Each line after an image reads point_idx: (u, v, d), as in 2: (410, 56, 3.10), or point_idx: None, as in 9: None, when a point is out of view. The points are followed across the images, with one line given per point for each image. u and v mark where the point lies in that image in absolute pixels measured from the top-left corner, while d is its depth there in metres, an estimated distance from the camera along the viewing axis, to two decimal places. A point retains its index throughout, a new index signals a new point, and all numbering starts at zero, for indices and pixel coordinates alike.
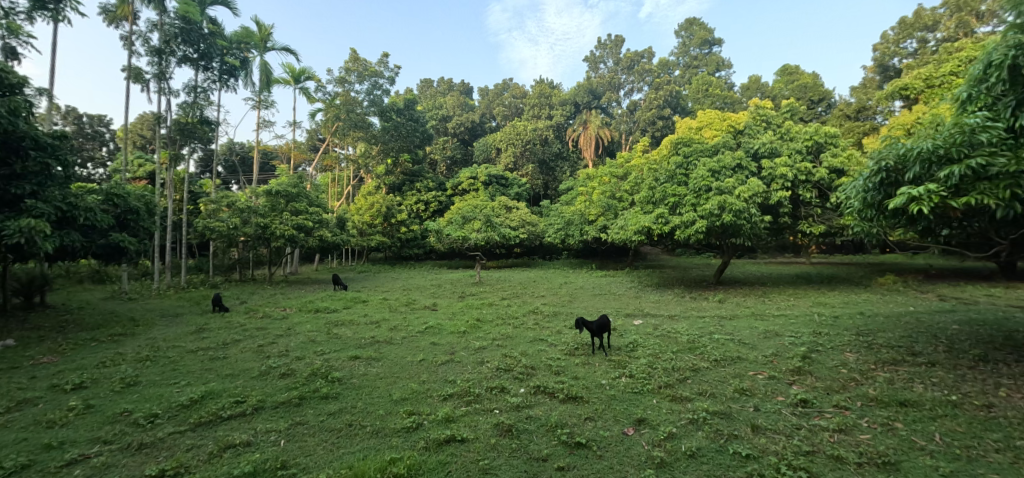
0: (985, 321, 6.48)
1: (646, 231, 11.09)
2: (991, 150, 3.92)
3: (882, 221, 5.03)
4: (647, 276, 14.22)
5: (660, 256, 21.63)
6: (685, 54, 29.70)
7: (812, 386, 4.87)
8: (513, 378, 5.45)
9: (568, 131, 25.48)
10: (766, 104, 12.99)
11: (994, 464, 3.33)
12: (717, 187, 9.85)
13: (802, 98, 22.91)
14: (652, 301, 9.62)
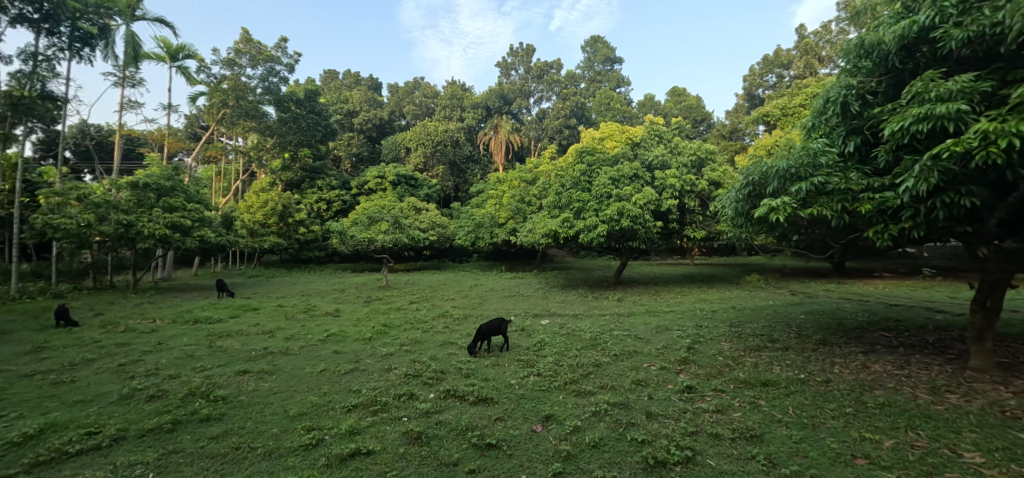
0: (825, 311, 7.80)
1: (552, 235, 11.63)
2: (828, 171, 4.77)
3: (749, 228, 5.86)
4: (553, 278, 14.86)
5: (565, 259, 22.71)
6: (589, 68, 31.55)
7: (695, 373, 5.51)
8: (421, 384, 5.47)
9: (480, 134, 25.69)
10: (659, 120, 14.30)
11: (829, 429, 4.07)
12: (617, 194, 10.67)
13: (688, 117, 25.53)
14: (558, 302, 10.12)
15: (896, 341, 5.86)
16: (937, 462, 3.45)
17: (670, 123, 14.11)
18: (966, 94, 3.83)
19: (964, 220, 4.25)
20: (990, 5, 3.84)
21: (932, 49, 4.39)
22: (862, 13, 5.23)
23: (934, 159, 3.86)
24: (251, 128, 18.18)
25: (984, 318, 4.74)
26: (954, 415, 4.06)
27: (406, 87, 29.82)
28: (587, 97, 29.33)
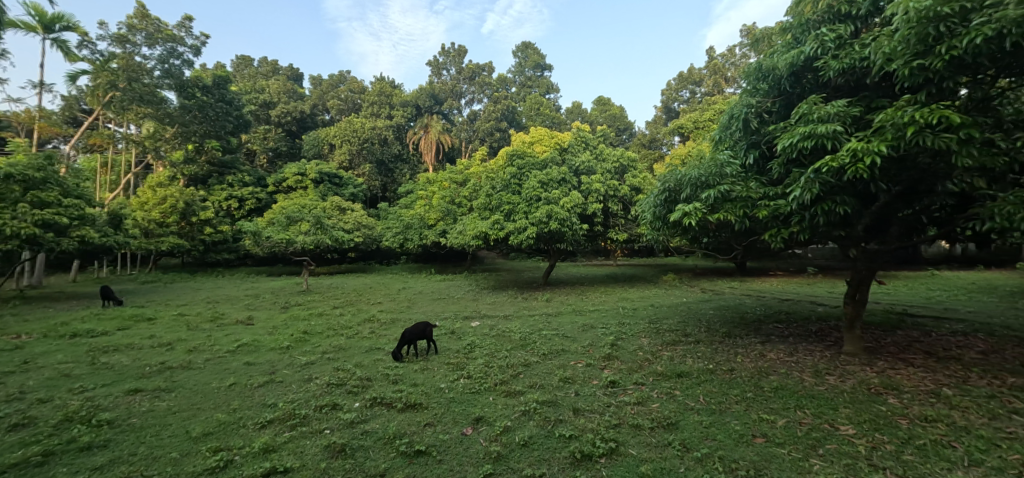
0: (731, 307, 8.61)
1: (482, 236, 11.72)
2: (732, 180, 5.31)
3: (666, 231, 6.36)
4: (484, 279, 14.97)
5: (495, 260, 22.91)
6: (520, 73, 32.13)
7: (618, 369, 5.86)
8: (345, 393, 5.32)
9: (409, 134, 25.19)
10: (585, 127, 14.91)
11: (732, 413, 4.52)
12: (545, 197, 11.03)
13: (612, 126, 26.86)
14: (488, 303, 10.22)
15: (787, 332, 6.61)
16: (818, 436, 3.97)
17: (596, 131, 14.76)
18: (841, 117, 4.45)
19: (839, 225, 4.93)
20: (859, 43, 4.49)
21: (815, 77, 5.03)
22: (760, 40, 5.86)
23: (816, 173, 4.45)
24: (144, 115, 16.26)
25: (855, 309, 5.44)
26: (833, 394, 4.68)
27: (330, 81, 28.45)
28: (517, 101, 29.82)
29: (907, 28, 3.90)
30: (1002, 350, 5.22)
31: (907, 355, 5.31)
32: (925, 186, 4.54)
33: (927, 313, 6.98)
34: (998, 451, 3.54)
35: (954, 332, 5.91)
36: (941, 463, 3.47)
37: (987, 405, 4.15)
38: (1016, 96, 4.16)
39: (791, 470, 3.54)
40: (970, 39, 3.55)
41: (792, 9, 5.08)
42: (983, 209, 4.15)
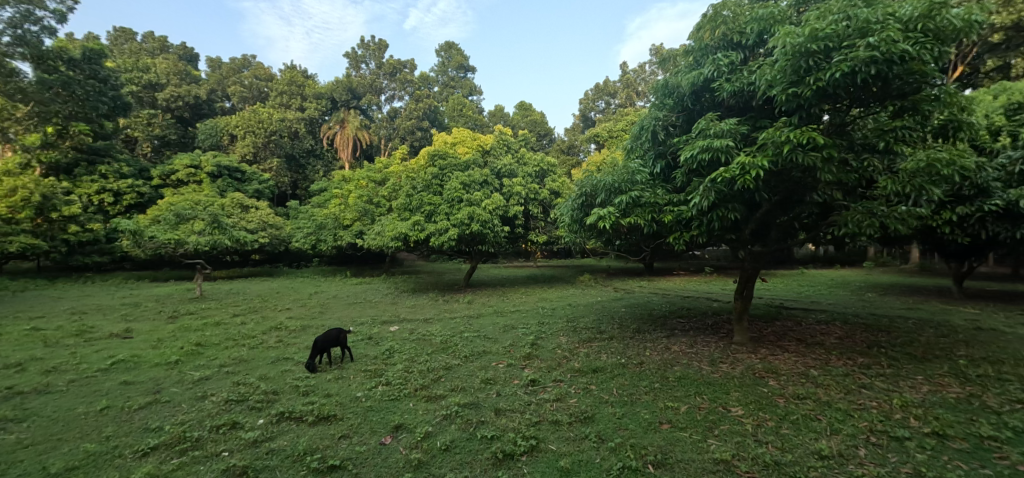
0: (640, 304, 9.27)
1: (402, 238, 11.48)
2: (642, 186, 5.75)
3: (582, 234, 6.72)
4: (404, 282, 14.66)
5: (416, 263, 22.53)
6: (443, 73, 31.82)
7: (538, 367, 6.09)
8: (247, 410, 4.99)
9: (324, 128, 23.99)
10: (507, 130, 15.18)
11: (642, 403, 4.91)
12: (467, 199, 11.10)
13: (533, 131, 27.58)
14: (408, 307, 10.05)
15: (688, 326, 7.28)
16: (714, 418, 4.45)
17: (517, 135, 15.09)
18: (732, 134, 5.02)
19: (730, 229, 5.54)
20: (747, 69, 5.09)
21: (712, 97, 5.60)
22: (667, 59, 6.38)
23: (712, 182, 4.97)
24: None
25: (743, 304, 6.14)
26: (725, 380, 5.26)
27: (231, 65, 25.98)
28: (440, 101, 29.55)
29: (785, 60, 4.50)
30: (854, 335, 6.20)
31: (783, 343, 6.10)
32: (797, 196, 5.26)
33: (798, 306, 8.06)
34: (851, 419, 4.22)
35: (818, 321, 6.90)
36: (810, 434, 4.06)
37: (843, 381, 4.91)
38: (865, 123, 4.98)
39: (693, 451, 3.93)
40: (833, 73, 4.20)
41: (693, 35, 5.61)
42: (840, 217, 4.92)
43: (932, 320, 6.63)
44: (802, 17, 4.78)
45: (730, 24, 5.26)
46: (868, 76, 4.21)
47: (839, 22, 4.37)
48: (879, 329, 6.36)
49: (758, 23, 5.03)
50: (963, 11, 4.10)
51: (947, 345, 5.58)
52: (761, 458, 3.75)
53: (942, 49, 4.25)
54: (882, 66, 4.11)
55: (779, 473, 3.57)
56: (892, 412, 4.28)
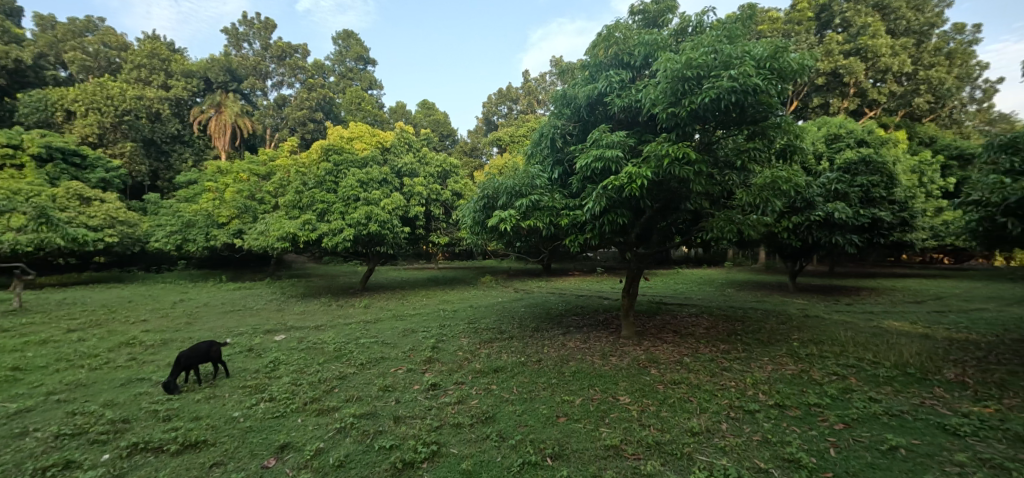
0: (539, 304, 9.64)
1: (290, 238, 10.51)
2: (542, 190, 6.01)
3: (484, 236, 6.81)
4: (291, 286, 13.43)
5: (304, 265, 20.79)
6: (340, 63, 29.51)
7: (439, 370, 6.01)
8: (88, 444, 4.17)
9: (195, 111, 20.74)
10: (408, 128, 14.72)
11: (540, 399, 5.12)
12: (364, 198, 10.55)
13: (435, 130, 27.09)
14: (297, 313, 9.20)
15: (581, 323, 7.76)
16: (605, 408, 4.82)
17: (419, 134, 14.72)
18: (621, 146, 5.48)
19: (619, 233, 6.03)
20: (634, 88, 5.60)
21: (604, 110, 6.07)
22: (565, 72, 6.77)
23: (603, 189, 5.37)
24: None
25: (629, 301, 6.72)
26: (614, 371, 5.72)
27: (73, 28, 21.06)
28: (335, 92, 27.56)
29: (665, 82, 5.05)
30: (717, 326, 7.15)
31: (662, 334, 6.82)
32: (674, 204, 5.92)
33: (674, 301, 9.06)
34: (715, 398, 4.88)
35: (690, 314, 7.83)
36: (684, 414, 4.61)
37: (709, 366, 5.64)
38: (727, 143, 5.78)
39: (587, 440, 4.21)
40: (703, 98, 4.83)
41: (589, 51, 6.02)
42: (707, 223, 5.64)
43: (773, 310, 7.92)
44: (679, 46, 5.41)
45: (621, 45, 5.75)
46: (729, 103, 4.91)
47: (708, 54, 5.03)
48: (735, 319, 7.41)
49: (645, 47, 5.57)
50: (797, 56, 4.99)
51: (785, 331, 6.71)
52: (645, 440, 4.15)
53: (782, 85, 5.11)
54: (740, 95, 4.81)
55: (659, 451, 3.98)
56: (746, 389, 5.04)
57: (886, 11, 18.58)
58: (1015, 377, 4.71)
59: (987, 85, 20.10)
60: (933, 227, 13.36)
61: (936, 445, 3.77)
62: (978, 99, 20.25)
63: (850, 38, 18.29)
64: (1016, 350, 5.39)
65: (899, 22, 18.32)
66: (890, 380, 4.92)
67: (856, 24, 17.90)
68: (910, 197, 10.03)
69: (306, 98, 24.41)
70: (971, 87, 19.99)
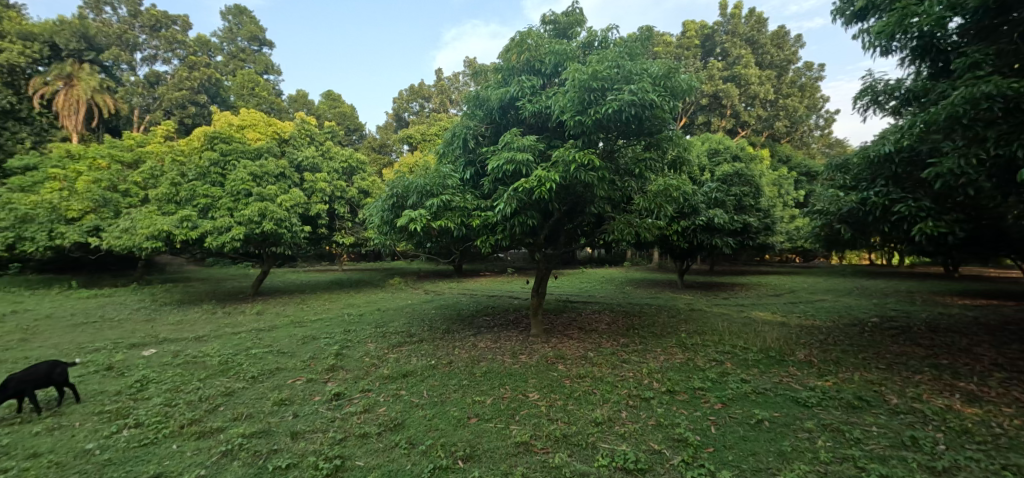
0: (451, 305, 9.55)
1: (163, 238, 9.12)
2: (452, 191, 5.93)
3: (392, 236, 6.58)
4: (164, 292, 11.65)
5: (182, 268, 18.23)
6: (230, 41, 25.71)
7: (343, 379, 5.64)
8: None
9: (34, 81, 16.72)
10: (310, 119, 13.64)
11: (451, 401, 5.07)
12: (258, 193, 9.54)
13: (341, 124, 25.30)
14: (171, 324, 7.97)
15: (492, 323, 7.83)
16: (515, 406, 4.92)
17: (323, 127, 13.79)
18: (531, 150, 5.64)
19: (528, 234, 6.21)
20: (545, 94, 5.80)
21: (515, 114, 6.24)
22: (478, 73, 6.81)
23: (514, 191, 5.48)
24: None
25: (538, 299, 6.92)
26: (524, 369, 5.87)
27: None
28: (222, 74, 24.07)
29: (573, 91, 5.32)
30: (617, 321, 7.70)
31: (568, 331, 7.14)
32: (579, 207, 6.26)
33: (579, 300, 9.56)
34: (615, 389, 5.24)
35: (593, 311, 8.33)
36: (588, 406, 4.88)
37: (610, 359, 6.05)
38: (626, 152, 6.25)
39: (498, 439, 4.25)
40: (607, 108, 5.18)
41: (502, 55, 6.11)
42: (609, 226, 6.05)
43: (663, 305, 8.74)
44: (586, 58, 5.73)
45: (532, 52, 5.92)
46: (630, 115, 5.31)
47: (612, 68, 5.39)
48: (632, 315, 8.04)
49: (555, 56, 5.80)
50: (687, 77, 5.55)
51: (673, 324, 7.44)
52: (553, 434, 4.31)
53: (674, 102, 5.67)
54: (639, 108, 5.23)
55: (566, 443, 4.17)
56: (642, 379, 5.49)
57: (755, 46, 22.34)
58: (846, 356, 5.73)
59: (827, 115, 24.36)
60: (789, 232, 15.82)
61: (791, 416, 4.45)
62: (821, 126, 24.39)
63: (727, 65, 21.81)
64: (846, 334, 6.56)
65: (766, 56, 22.16)
66: (756, 363, 5.70)
67: (733, 55, 21.48)
68: (771, 206, 11.72)
69: (186, 76, 20.67)
70: (817, 115, 24.04)
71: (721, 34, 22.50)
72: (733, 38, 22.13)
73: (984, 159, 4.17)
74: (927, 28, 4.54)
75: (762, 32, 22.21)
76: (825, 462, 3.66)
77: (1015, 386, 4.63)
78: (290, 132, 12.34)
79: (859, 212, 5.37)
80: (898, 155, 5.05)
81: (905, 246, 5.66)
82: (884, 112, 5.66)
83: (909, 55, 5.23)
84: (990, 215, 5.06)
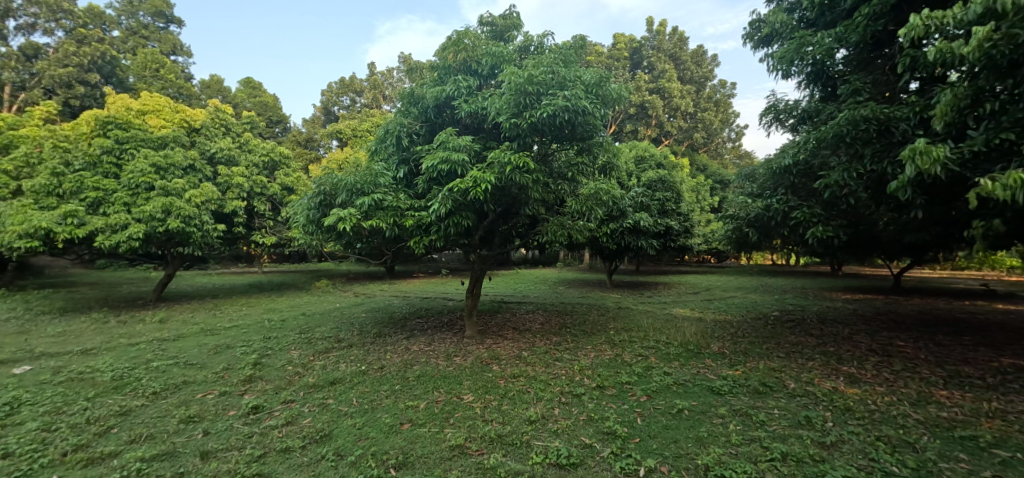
0: (383, 308, 9.22)
1: (39, 236, 7.87)
2: (385, 190, 5.71)
3: (318, 236, 6.23)
4: (42, 299, 10.07)
5: (64, 271, 15.89)
6: (129, 14, 22.33)
7: (262, 390, 5.20)
8: None
9: None
10: (227, 108, 12.53)
11: (383, 408, 4.86)
12: (161, 186, 8.58)
13: (263, 115, 23.23)
14: (51, 335, 6.89)
15: (426, 325, 7.67)
16: (449, 409, 4.84)
17: (242, 117, 12.75)
18: (467, 150, 5.58)
19: (462, 234, 6.17)
20: (481, 95, 5.81)
21: (451, 114, 6.19)
22: (413, 70, 6.67)
23: (449, 191, 5.40)
24: None
25: (474, 301, 6.89)
26: (458, 371, 5.80)
27: None
28: (119, 52, 20.24)
29: (510, 94, 5.36)
30: (550, 320, 7.89)
31: (503, 332, 7.18)
32: (514, 209, 6.34)
33: (514, 300, 9.69)
34: (548, 387, 5.35)
35: (527, 312, 8.46)
36: (521, 405, 4.92)
37: (543, 358, 6.19)
38: (560, 156, 6.43)
39: (432, 444, 4.15)
40: (542, 112, 5.29)
41: (439, 53, 6.03)
42: (543, 227, 6.20)
43: (593, 304, 9.10)
44: (522, 62, 5.82)
45: (469, 52, 5.88)
46: (563, 120, 5.46)
47: (546, 73, 5.52)
48: (565, 314, 8.29)
49: (492, 58, 5.83)
50: (616, 86, 5.83)
51: (603, 322, 7.77)
52: (487, 435, 4.29)
53: (605, 110, 5.93)
54: (572, 114, 5.40)
55: (500, 443, 4.15)
56: (574, 376, 5.67)
57: (678, 62, 24.29)
58: (752, 347, 6.34)
59: (737, 129, 26.87)
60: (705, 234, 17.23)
61: (707, 403, 4.83)
62: (733, 139, 26.81)
63: (653, 78, 23.60)
64: (751, 327, 7.25)
65: (686, 72, 24.17)
66: (677, 356, 6.13)
67: (658, 69, 23.21)
68: (689, 211, 12.67)
69: (73, 52, 17.47)
70: (729, 128, 26.44)
71: (648, 49, 24.22)
72: (658, 53, 23.91)
73: (863, 172, 4.83)
74: (820, 56, 5.31)
75: (683, 49, 24.22)
76: (736, 444, 3.99)
77: (885, 368, 5.39)
78: (202, 121, 11.14)
79: (764, 217, 5.98)
80: (796, 167, 5.70)
81: (800, 248, 6.39)
82: (784, 129, 6.37)
83: (804, 80, 5.97)
84: (866, 221, 5.88)
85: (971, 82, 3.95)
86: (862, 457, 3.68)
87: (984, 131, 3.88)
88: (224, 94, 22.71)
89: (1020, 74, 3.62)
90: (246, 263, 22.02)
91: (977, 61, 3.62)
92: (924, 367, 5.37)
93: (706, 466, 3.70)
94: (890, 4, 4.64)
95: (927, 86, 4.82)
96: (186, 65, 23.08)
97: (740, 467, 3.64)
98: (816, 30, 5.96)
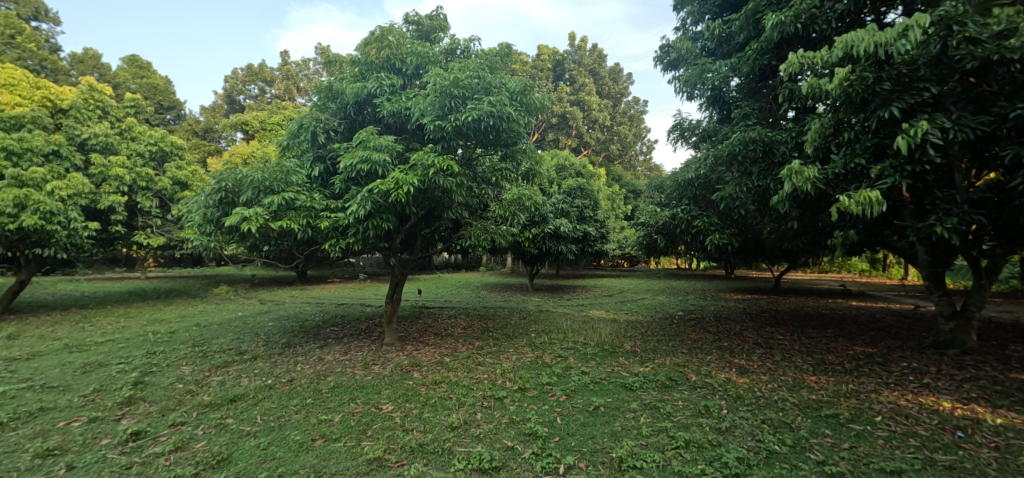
0: (294, 315, 8.55)
1: None
2: (296, 189, 5.26)
3: (217, 237, 5.62)
4: None
5: None
6: None
7: (143, 414, 4.52)
8: None
9: None
10: (104, 87, 10.74)
11: (292, 425, 4.43)
12: (13, 174, 7.19)
13: (151, 98, 20.53)
14: None
15: (341, 333, 7.25)
16: (367, 421, 4.53)
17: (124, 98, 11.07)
18: (388, 150, 5.32)
19: (382, 238, 5.91)
20: (404, 95, 5.64)
21: (372, 112, 5.96)
22: (332, 63, 6.35)
23: (369, 192, 5.13)
24: None
25: (394, 307, 6.59)
26: (376, 380, 5.52)
27: None
28: None
29: (434, 96, 5.24)
30: (472, 325, 7.86)
31: (424, 338, 7.02)
32: (437, 212, 6.26)
33: (435, 305, 9.56)
34: (470, 392, 5.28)
35: (449, 316, 8.37)
36: (444, 411, 4.78)
37: (466, 363, 6.14)
38: (484, 161, 6.45)
39: (347, 459, 3.85)
40: (467, 116, 5.23)
41: (361, 47, 5.79)
42: (466, 231, 6.18)
43: (515, 308, 9.27)
44: (448, 65, 5.76)
45: (393, 50, 5.74)
46: (487, 125, 5.43)
47: (472, 78, 5.49)
48: (488, 318, 8.33)
49: (416, 58, 5.70)
50: (540, 95, 5.98)
51: (524, 325, 7.94)
52: (408, 445, 4.10)
53: (528, 117, 6.07)
54: (497, 120, 5.39)
55: (422, 452, 4.00)
56: (496, 379, 5.69)
57: (597, 78, 25.88)
58: (660, 344, 6.88)
59: (648, 143, 29.13)
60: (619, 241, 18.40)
61: (620, 399, 5.10)
62: (643, 152, 28.99)
63: (574, 91, 24.86)
64: (661, 327, 7.82)
65: (605, 87, 25.82)
66: (594, 356, 6.45)
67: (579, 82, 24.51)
68: (603, 218, 13.46)
69: None
70: (642, 143, 28.60)
71: (570, 62, 25.46)
72: (579, 67, 25.24)
73: (751, 187, 5.48)
74: (717, 82, 6.05)
75: (602, 66, 25.81)
76: (646, 436, 4.26)
77: (768, 359, 6.14)
78: (70, 101, 9.47)
79: (670, 224, 6.53)
80: (697, 180, 6.35)
81: (700, 253, 7.05)
82: (687, 145, 7.04)
83: (704, 102, 6.67)
84: (753, 229, 6.65)
85: (833, 113, 4.64)
86: (751, 439, 4.13)
87: (843, 156, 4.59)
88: (100, 72, 19.54)
89: (868, 110, 4.33)
90: (124, 267, 19.26)
91: (838, 96, 4.27)
92: (798, 357, 6.19)
93: (620, 458, 3.91)
94: (773, 42, 5.35)
95: (801, 115, 5.61)
96: (52, 35, 19.59)
97: (650, 457, 3.89)
98: (715, 58, 6.70)
